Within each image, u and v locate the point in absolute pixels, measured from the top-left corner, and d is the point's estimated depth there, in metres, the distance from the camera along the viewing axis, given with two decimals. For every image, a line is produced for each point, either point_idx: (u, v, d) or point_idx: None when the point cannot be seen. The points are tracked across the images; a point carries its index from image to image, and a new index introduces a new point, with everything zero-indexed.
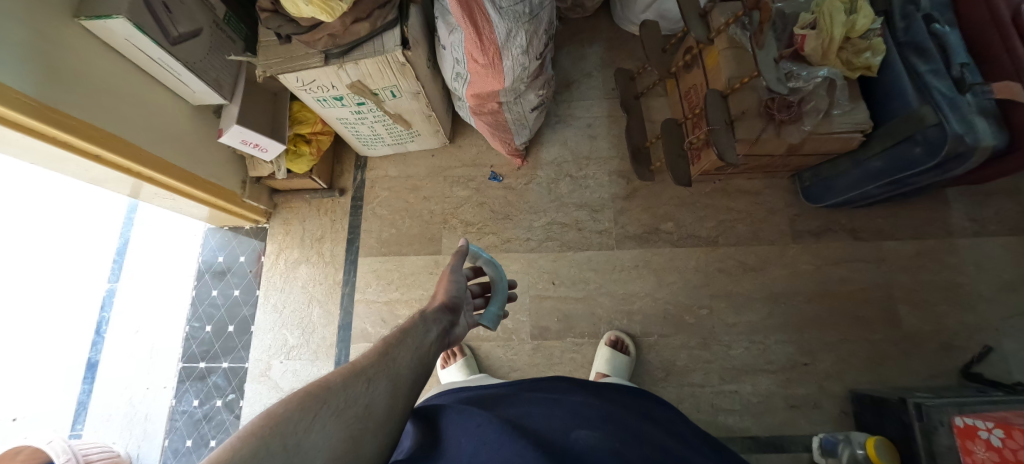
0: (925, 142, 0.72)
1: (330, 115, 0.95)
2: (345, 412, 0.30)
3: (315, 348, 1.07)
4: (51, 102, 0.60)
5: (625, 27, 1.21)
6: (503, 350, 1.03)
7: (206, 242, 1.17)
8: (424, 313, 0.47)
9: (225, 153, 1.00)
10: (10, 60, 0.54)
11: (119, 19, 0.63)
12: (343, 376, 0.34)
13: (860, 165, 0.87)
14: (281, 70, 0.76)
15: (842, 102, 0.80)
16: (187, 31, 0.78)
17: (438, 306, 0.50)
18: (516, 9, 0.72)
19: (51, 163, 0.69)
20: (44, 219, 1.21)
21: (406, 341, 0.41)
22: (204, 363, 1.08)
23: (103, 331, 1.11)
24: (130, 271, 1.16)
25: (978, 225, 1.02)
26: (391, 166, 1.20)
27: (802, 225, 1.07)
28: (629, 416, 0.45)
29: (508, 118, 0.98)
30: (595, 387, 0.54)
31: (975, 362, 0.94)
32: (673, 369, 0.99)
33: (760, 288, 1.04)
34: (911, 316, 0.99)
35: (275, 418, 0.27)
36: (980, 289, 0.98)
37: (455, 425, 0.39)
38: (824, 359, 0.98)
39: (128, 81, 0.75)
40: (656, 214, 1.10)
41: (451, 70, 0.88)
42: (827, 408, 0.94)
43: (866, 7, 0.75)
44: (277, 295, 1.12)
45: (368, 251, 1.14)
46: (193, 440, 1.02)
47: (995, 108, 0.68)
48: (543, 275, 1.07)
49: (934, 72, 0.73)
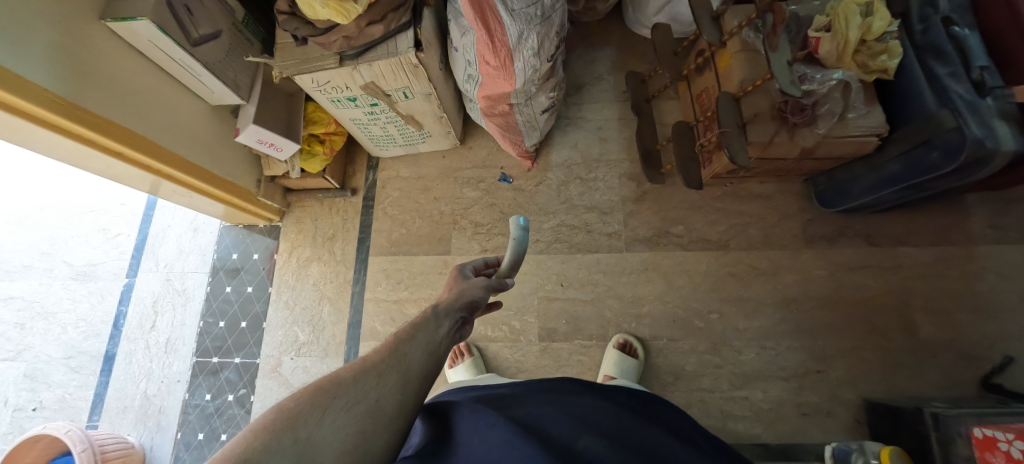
0: (943, 146, 0.71)
1: (343, 115, 0.96)
2: (356, 407, 0.31)
3: (325, 345, 1.09)
4: (75, 100, 0.62)
5: (637, 30, 1.21)
6: (510, 351, 1.04)
7: (221, 239, 1.20)
8: (436, 307, 0.46)
9: (241, 152, 1.02)
10: (36, 59, 0.56)
11: (143, 21, 0.65)
12: (354, 371, 0.34)
13: (874, 170, 0.86)
14: (297, 71, 0.78)
15: (856, 105, 0.79)
16: (208, 33, 0.80)
17: (448, 299, 0.48)
18: (528, 11, 0.72)
19: (75, 161, 0.71)
20: (64, 214, 1.25)
21: (418, 336, 0.40)
22: (217, 358, 1.10)
23: (120, 325, 1.14)
24: (147, 267, 1.19)
25: (999, 232, 1.00)
26: (402, 167, 1.21)
27: (815, 229, 1.06)
28: (641, 423, 0.44)
29: (520, 119, 0.98)
30: (606, 390, 0.53)
31: (996, 373, 0.91)
32: (681, 373, 0.98)
33: (772, 293, 1.02)
34: (928, 324, 0.97)
35: (286, 412, 0.28)
36: (1002, 298, 0.96)
37: (467, 424, 0.39)
38: (837, 367, 0.96)
39: (150, 81, 0.77)
40: (666, 217, 1.10)
41: (463, 72, 0.89)
42: (840, 417, 0.92)
43: (883, 9, 0.74)
44: (289, 293, 1.13)
45: (379, 251, 1.15)
46: (205, 434, 1.04)
47: (1016, 111, 0.67)
48: (552, 277, 1.07)
49: (953, 75, 0.71)
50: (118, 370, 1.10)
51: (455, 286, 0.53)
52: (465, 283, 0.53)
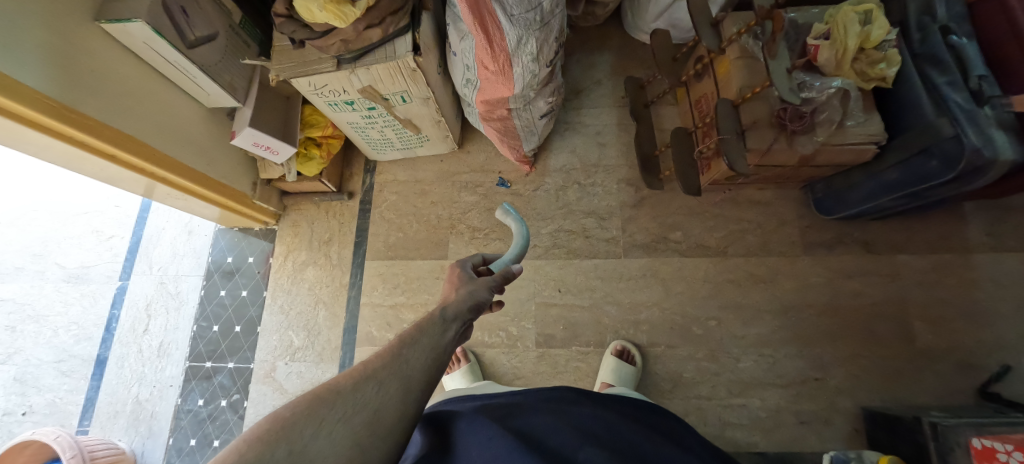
0: (941, 155, 0.71)
1: (341, 119, 0.96)
2: (354, 417, 0.29)
3: (320, 350, 1.07)
4: (69, 102, 0.61)
5: (635, 35, 1.21)
6: (507, 357, 1.03)
7: (216, 242, 1.19)
8: (443, 310, 0.44)
9: (237, 155, 1.01)
10: (28, 60, 0.55)
11: (138, 23, 0.64)
12: (353, 379, 0.32)
13: (873, 178, 0.86)
14: (293, 74, 0.77)
15: (855, 113, 0.79)
16: (203, 35, 0.79)
17: (455, 300, 0.46)
18: (528, 16, 0.72)
19: (67, 163, 0.70)
20: (57, 216, 1.24)
21: (421, 341, 0.39)
22: (210, 362, 1.09)
23: (114, 328, 1.13)
24: (140, 269, 1.18)
25: (995, 240, 1.00)
26: (399, 170, 1.21)
27: (813, 236, 1.05)
28: (641, 432, 0.43)
29: (518, 124, 0.98)
30: (604, 399, 0.53)
31: (993, 382, 0.91)
32: (679, 380, 0.98)
33: (770, 300, 1.02)
34: (926, 332, 0.96)
35: (281, 422, 0.27)
36: (998, 306, 0.96)
37: (466, 437, 0.38)
38: (836, 374, 0.96)
39: (144, 83, 0.76)
40: (664, 222, 1.09)
41: (462, 76, 0.89)
42: (838, 425, 0.92)
43: (881, 18, 0.75)
44: (284, 297, 1.12)
45: (375, 255, 1.14)
46: (197, 440, 1.02)
47: (1015, 121, 0.66)
48: (549, 282, 1.07)
49: (951, 84, 0.72)
50: (110, 374, 1.09)
51: (461, 284, 0.51)
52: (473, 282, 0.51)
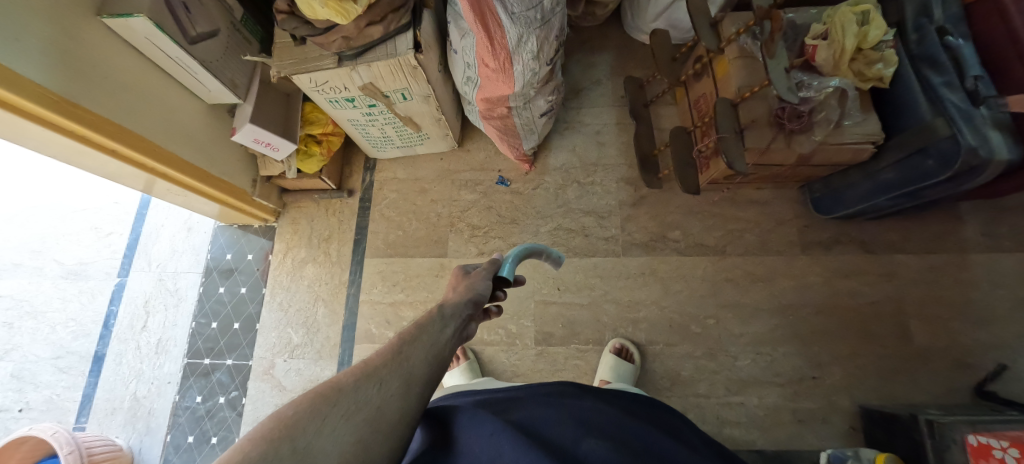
0: (938, 154, 0.72)
1: (341, 116, 0.96)
2: (356, 414, 0.29)
3: (318, 348, 1.07)
4: (70, 96, 0.61)
5: (635, 35, 1.21)
6: (506, 355, 1.03)
7: (216, 239, 1.19)
8: (441, 307, 0.45)
9: (237, 152, 1.02)
10: (31, 54, 0.55)
11: (140, 18, 0.65)
12: (354, 377, 0.32)
13: (871, 177, 0.87)
14: (295, 71, 0.77)
15: (852, 113, 0.80)
16: (204, 31, 0.79)
17: (455, 299, 0.47)
18: (528, 15, 0.72)
19: (67, 159, 0.70)
20: (55, 211, 1.23)
21: (421, 338, 0.39)
22: (209, 359, 1.08)
23: (111, 324, 1.13)
24: (139, 266, 1.18)
25: (991, 240, 1.01)
26: (399, 168, 1.21)
27: (811, 236, 1.06)
28: (640, 424, 0.44)
29: (518, 123, 0.98)
30: (604, 393, 0.53)
31: (988, 381, 0.91)
32: (677, 378, 0.98)
33: (768, 299, 1.02)
34: (923, 331, 0.97)
35: (284, 421, 0.27)
36: (994, 306, 0.96)
37: (467, 432, 0.38)
38: (833, 373, 0.96)
39: (145, 78, 0.76)
40: (663, 221, 1.10)
41: (463, 74, 0.89)
42: (836, 423, 0.92)
43: (879, 18, 0.76)
44: (284, 294, 1.12)
45: (375, 252, 1.14)
46: (195, 437, 1.02)
47: (1009, 120, 0.67)
48: (548, 281, 1.07)
49: (948, 84, 0.72)
50: (108, 371, 1.08)
51: (460, 284, 0.53)
52: (472, 281, 0.53)
